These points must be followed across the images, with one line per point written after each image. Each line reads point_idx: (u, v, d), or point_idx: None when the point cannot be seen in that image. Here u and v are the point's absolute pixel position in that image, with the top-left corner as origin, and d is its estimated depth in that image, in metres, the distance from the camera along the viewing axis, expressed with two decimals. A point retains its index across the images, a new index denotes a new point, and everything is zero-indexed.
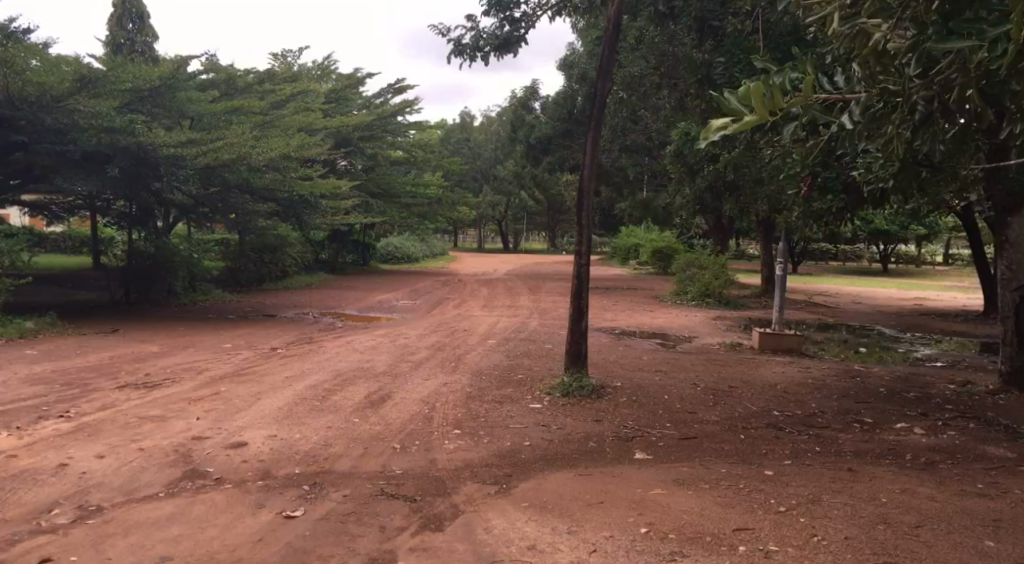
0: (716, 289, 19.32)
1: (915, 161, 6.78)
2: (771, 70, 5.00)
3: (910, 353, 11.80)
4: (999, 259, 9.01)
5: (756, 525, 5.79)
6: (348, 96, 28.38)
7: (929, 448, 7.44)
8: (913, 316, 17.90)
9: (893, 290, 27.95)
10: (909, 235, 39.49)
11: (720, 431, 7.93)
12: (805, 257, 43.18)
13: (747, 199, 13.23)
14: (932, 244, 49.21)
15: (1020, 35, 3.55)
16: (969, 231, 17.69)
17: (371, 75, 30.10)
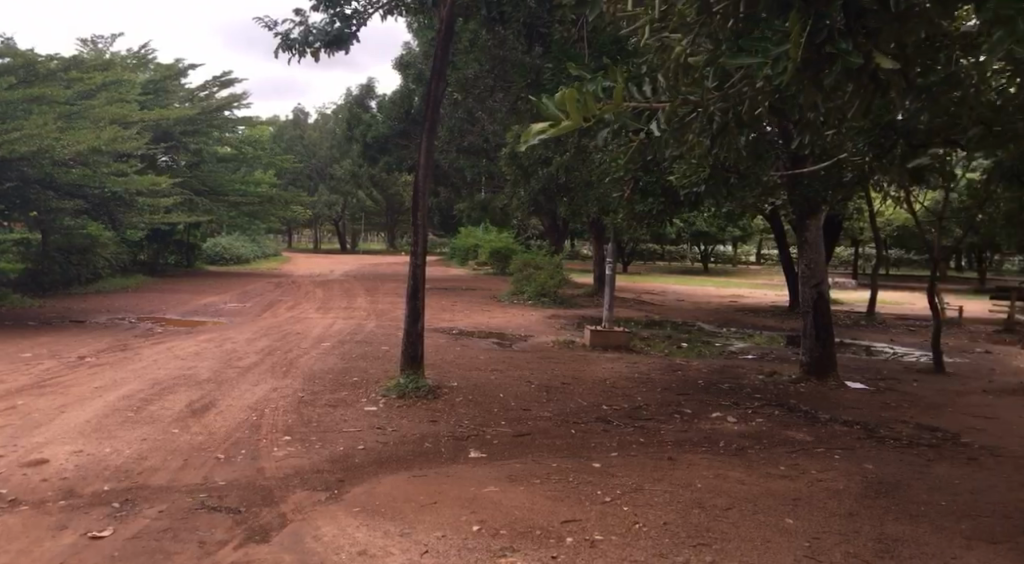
0: (551, 288, 19.87)
1: (725, 167, 7.28)
2: (587, 79, 5.21)
3: (727, 347, 12.64)
4: (800, 259, 9.85)
5: (583, 516, 6.00)
6: (168, 88, 26.86)
7: (740, 434, 8.01)
8: (731, 312, 19.18)
9: (713, 288, 29.93)
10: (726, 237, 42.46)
11: (552, 426, 8.16)
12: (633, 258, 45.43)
13: (578, 202, 13.69)
14: (745, 245, 53.24)
15: (796, 54, 3.91)
16: (776, 233, 19.21)
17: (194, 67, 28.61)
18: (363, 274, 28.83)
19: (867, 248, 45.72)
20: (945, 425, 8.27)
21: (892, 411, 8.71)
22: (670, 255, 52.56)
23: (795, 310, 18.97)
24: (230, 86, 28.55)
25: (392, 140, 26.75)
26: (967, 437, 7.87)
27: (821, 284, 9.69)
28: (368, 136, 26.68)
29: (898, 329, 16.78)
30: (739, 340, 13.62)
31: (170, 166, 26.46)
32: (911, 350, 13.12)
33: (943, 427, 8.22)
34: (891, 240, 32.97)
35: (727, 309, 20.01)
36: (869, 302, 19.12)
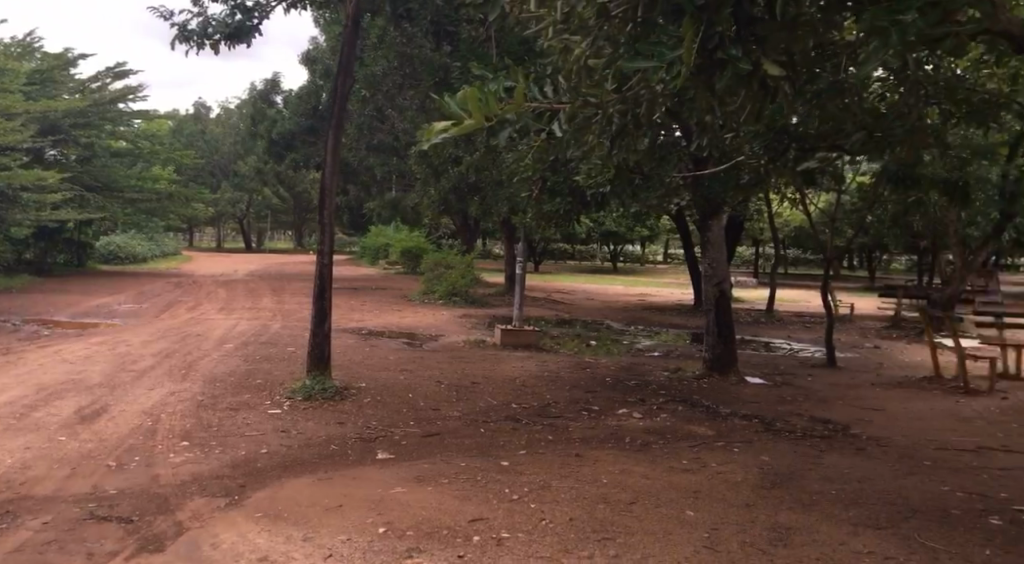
0: (462, 287, 19.87)
1: (629, 168, 7.42)
2: (491, 78, 5.22)
3: (633, 345, 12.90)
4: (703, 259, 10.15)
5: (491, 514, 6.02)
6: (56, 78, 25.54)
7: (645, 430, 8.19)
8: (638, 310, 19.61)
9: (621, 286, 30.53)
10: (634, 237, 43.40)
11: (461, 426, 8.15)
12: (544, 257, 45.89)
13: (488, 201, 13.73)
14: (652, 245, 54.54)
15: (689, 59, 4.04)
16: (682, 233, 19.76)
17: (85, 56, 27.30)
18: (268, 274, 28.10)
19: (767, 247, 47.54)
20: (836, 417, 8.67)
21: (788, 405, 9.07)
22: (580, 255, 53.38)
23: (699, 308, 19.56)
24: (125, 78, 27.38)
25: (298, 137, 26.20)
26: (856, 428, 8.28)
27: (723, 282, 10.03)
28: (273, 132, 26.06)
29: (795, 325, 17.51)
30: (645, 338, 13.93)
31: (59, 160, 25.16)
32: (806, 345, 13.71)
33: (835, 418, 8.61)
34: (788, 240, 34.38)
35: (634, 308, 20.46)
36: (769, 300, 19.88)
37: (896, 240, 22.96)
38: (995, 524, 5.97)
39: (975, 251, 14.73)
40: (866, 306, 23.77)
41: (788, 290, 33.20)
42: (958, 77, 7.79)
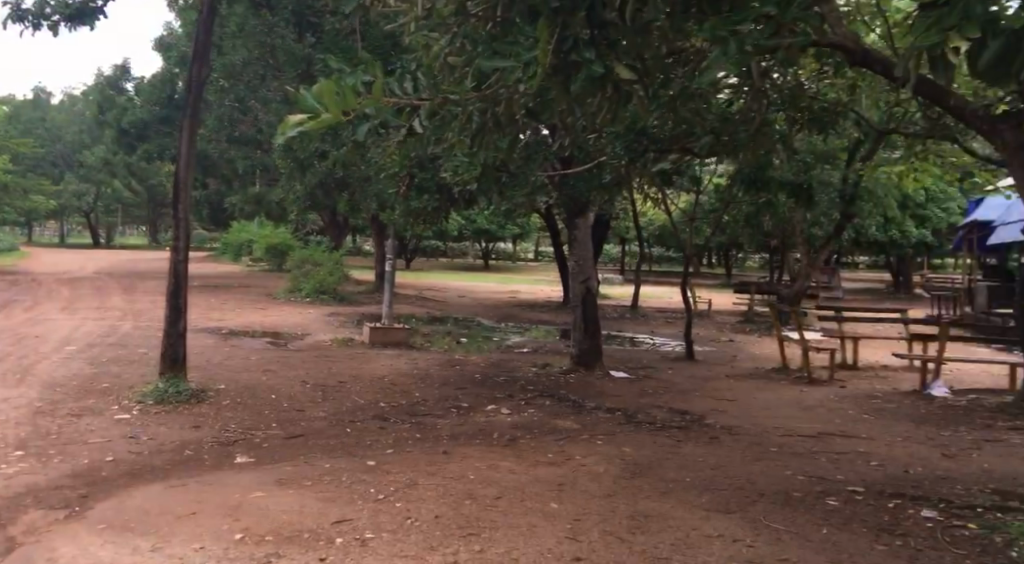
0: (331, 285, 19.55)
1: (495, 166, 7.48)
2: (348, 71, 5.09)
3: (503, 341, 13.03)
4: (570, 256, 10.37)
5: (354, 515, 5.90)
6: None
7: (513, 425, 8.28)
8: (509, 307, 19.87)
9: (492, 284, 30.85)
10: (505, 235, 43.94)
11: (326, 426, 7.96)
12: (416, 254, 45.72)
13: (355, 197, 13.51)
14: (523, 242, 55.45)
15: (544, 59, 4.12)
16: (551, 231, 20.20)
17: None
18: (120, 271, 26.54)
19: (632, 245, 49.27)
20: (693, 408, 9.07)
21: (650, 398, 9.41)
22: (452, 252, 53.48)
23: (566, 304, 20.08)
24: None
25: (151, 126, 24.87)
26: (711, 418, 8.69)
27: (589, 279, 10.30)
28: (124, 121, 24.68)
29: (658, 321, 18.21)
30: (514, 334, 14.11)
31: None
32: (667, 340, 14.28)
33: (692, 409, 9.01)
34: (652, 238, 35.80)
35: (505, 304, 20.73)
36: (633, 296, 20.57)
37: (749, 239, 24.32)
38: (832, 505, 6.41)
39: (819, 250, 15.80)
40: (722, 301, 25.05)
41: (651, 287, 34.54)
42: (801, 86, 8.32)
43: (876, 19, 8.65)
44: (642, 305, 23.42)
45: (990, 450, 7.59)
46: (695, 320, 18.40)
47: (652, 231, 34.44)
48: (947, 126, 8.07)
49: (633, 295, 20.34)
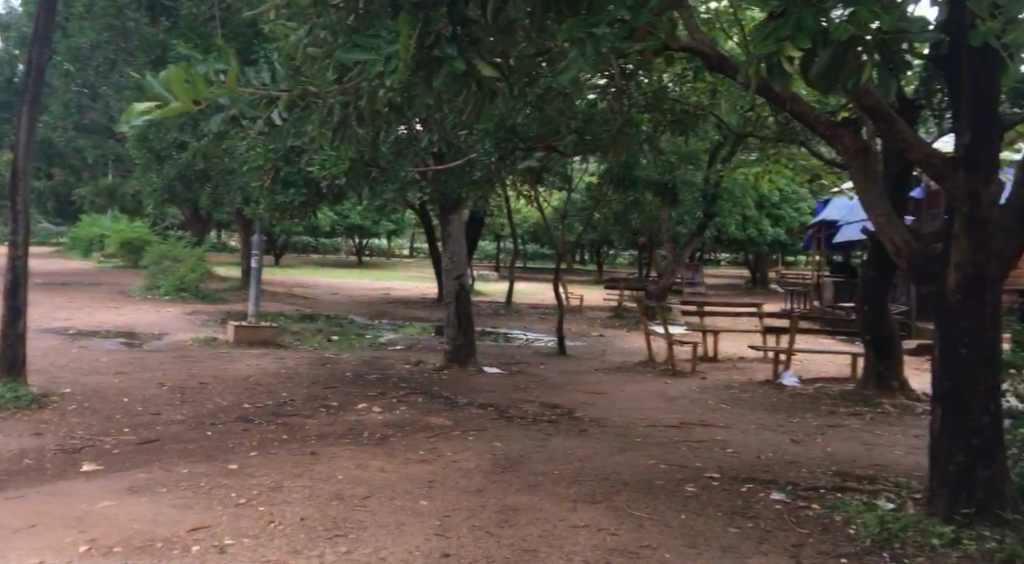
0: (192, 282, 18.89)
1: (363, 160, 7.35)
2: (198, 58, 4.84)
3: (376, 339, 12.88)
4: (443, 252, 10.38)
5: (213, 521, 5.65)
6: None
7: (383, 423, 8.18)
8: (381, 304, 19.77)
9: (364, 280, 30.67)
10: (379, 231, 43.62)
11: (185, 430, 7.61)
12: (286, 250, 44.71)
13: (218, 190, 13.01)
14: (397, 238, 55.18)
15: (405, 54, 4.08)
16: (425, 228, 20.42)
17: None
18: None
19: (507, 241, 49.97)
20: (563, 401, 9.25)
21: (521, 392, 9.53)
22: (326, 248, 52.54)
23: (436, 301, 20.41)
24: None
25: None
26: (580, 411, 8.90)
27: (462, 276, 10.34)
28: None
29: (531, 316, 18.50)
30: (388, 332, 13.98)
31: None
32: (541, 336, 14.54)
33: (562, 403, 9.19)
34: (524, 235, 36.46)
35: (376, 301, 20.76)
36: (508, 292, 20.82)
37: (619, 237, 25.08)
38: (690, 491, 6.69)
39: (684, 247, 16.48)
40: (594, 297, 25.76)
41: (526, 283, 35.08)
42: (665, 89, 8.63)
43: (733, 26, 9.08)
44: (516, 301, 23.77)
45: (834, 434, 8.16)
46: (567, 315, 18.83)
47: (527, 227, 34.98)
48: (795, 131, 8.59)
49: (507, 292, 20.59)
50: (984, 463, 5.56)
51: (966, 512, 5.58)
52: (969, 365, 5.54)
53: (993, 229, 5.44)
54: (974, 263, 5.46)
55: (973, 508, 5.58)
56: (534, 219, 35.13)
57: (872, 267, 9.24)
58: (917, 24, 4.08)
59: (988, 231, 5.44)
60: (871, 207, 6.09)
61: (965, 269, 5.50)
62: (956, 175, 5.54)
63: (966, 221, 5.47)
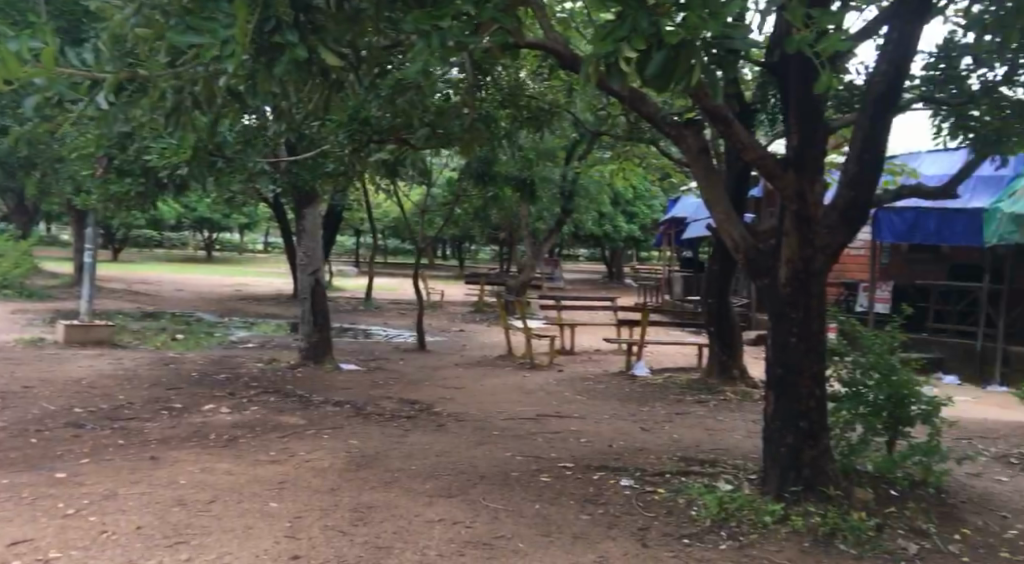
0: (15, 279, 17.85)
1: (207, 148, 7.02)
2: (11, 34, 4.45)
3: (226, 337, 12.40)
4: (297, 247, 10.12)
5: (37, 535, 5.23)
6: None
7: (232, 424, 7.87)
8: (231, 300, 19.12)
9: (213, 276, 29.58)
10: (232, 225, 42.06)
11: (6, 438, 7.03)
12: (129, 244, 42.28)
13: (46, 179, 12.11)
14: (252, 232, 53.38)
15: (241, 38, 3.92)
16: (279, 222, 19.92)
17: None
18: None
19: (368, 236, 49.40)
20: (421, 397, 9.22)
21: (379, 389, 9.42)
22: (174, 242, 49.94)
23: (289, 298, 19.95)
24: None
25: None
26: (438, 406, 8.90)
27: (318, 271, 10.12)
28: None
29: (391, 313, 18.33)
30: (239, 329, 13.47)
31: None
32: (400, 331, 14.44)
33: (420, 398, 9.15)
34: (385, 229, 36.18)
35: (227, 297, 20.05)
36: (368, 288, 20.53)
37: (481, 231, 25.25)
38: (544, 481, 6.84)
39: (543, 242, 16.80)
40: (456, 293, 25.85)
41: (386, 279, 34.77)
42: (521, 85, 8.76)
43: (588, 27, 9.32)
44: (377, 297, 23.53)
45: (680, 421, 8.57)
46: (429, 311, 18.81)
47: (387, 222, 34.59)
48: (646, 130, 8.93)
49: (367, 287, 20.30)
50: (811, 443, 5.99)
51: (794, 490, 6.00)
52: (798, 353, 5.94)
53: (818, 226, 5.88)
54: (803, 259, 5.87)
55: (800, 486, 6.00)
56: (395, 213, 34.80)
57: (716, 262, 9.72)
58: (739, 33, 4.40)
59: (814, 228, 5.87)
60: (711, 205, 6.36)
61: (795, 264, 5.90)
62: (787, 175, 5.92)
63: (795, 219, 5.87)
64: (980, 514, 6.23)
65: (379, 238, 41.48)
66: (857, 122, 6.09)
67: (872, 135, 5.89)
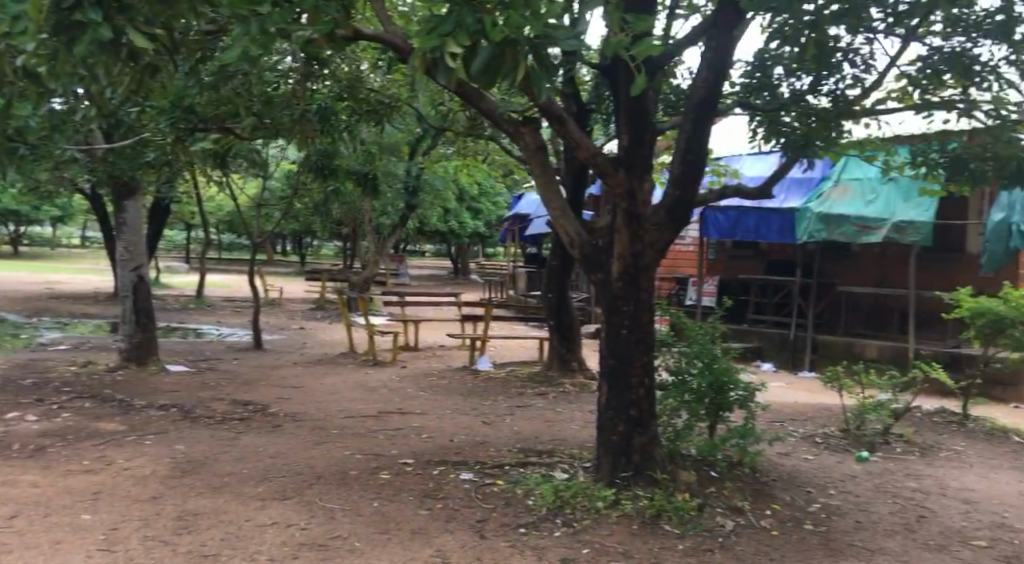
0: None
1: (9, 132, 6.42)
2: None
3: (34, 339, 11.45)
4: (116, 241, 9.50)
5: None
6: None
7: (39, 433, 7.27)
8: (42, 300, 17.69)
9: (19, 273, 27.17)
10: (44, 217, 38.90)
11: None
12: None
13: None
14: (69, 226, 49.56)
15: (35, 15, 3.62)
16: (98, 216, 18.62)
17: None
18: None
19: (202, 232, 47.17)
20: (254, 398, 8.88)
21: (208, 391, 9.01)
22: None
23: (111, 297, 18.70)
24: None
25: None
26: (273, 407, 8.62)
27: (141, 267, 9.50)
28: None
29: (226, 311, 17.52)
30: (52, 331, 12.47)
31: None
32: (235, 330, 13.88)
33: (253, 399, 8.83)
34: (219, 223, 34.67)
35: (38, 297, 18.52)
36: (201, 285, 19.56)
37: (324, 226, 24.64)
38: (383, 478, 6.76)
39: (388, 238, 16.63)
40: (297, 290, 25.09)
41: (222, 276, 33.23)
42: (361, 78, 8.62)
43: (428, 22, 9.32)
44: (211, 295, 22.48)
45: (521, 414, 8.74)
46: (266, 309, 18.20)
47: (221, 216, 33.00)
48: (486, 127, 9.04)
49: (200, 285, 19.35)
50: (640, 430, 6.26)
51: (624, 476, 6.25)
52: (629, 345, 6.19)
53: (646, 223, 6.15)
54: (633, 254, 6.12)
55: (630, 471, 6.26)
56: (230, 207, 33.30)
57: (555, 258, 9.95)
58: (560, 33, 4.53)
59: (643, 225, 6.14)
60: (547, 201, 6.48)
61: (626, 259, 6.14)
62: (618, 174, 6.16)
63: (626, 216, 6.11)
64: (789, 490, 6.75)
65: (215, 233, 39.56)
66: (682, 124, 6.43)
67: (696, 137, 6.23)
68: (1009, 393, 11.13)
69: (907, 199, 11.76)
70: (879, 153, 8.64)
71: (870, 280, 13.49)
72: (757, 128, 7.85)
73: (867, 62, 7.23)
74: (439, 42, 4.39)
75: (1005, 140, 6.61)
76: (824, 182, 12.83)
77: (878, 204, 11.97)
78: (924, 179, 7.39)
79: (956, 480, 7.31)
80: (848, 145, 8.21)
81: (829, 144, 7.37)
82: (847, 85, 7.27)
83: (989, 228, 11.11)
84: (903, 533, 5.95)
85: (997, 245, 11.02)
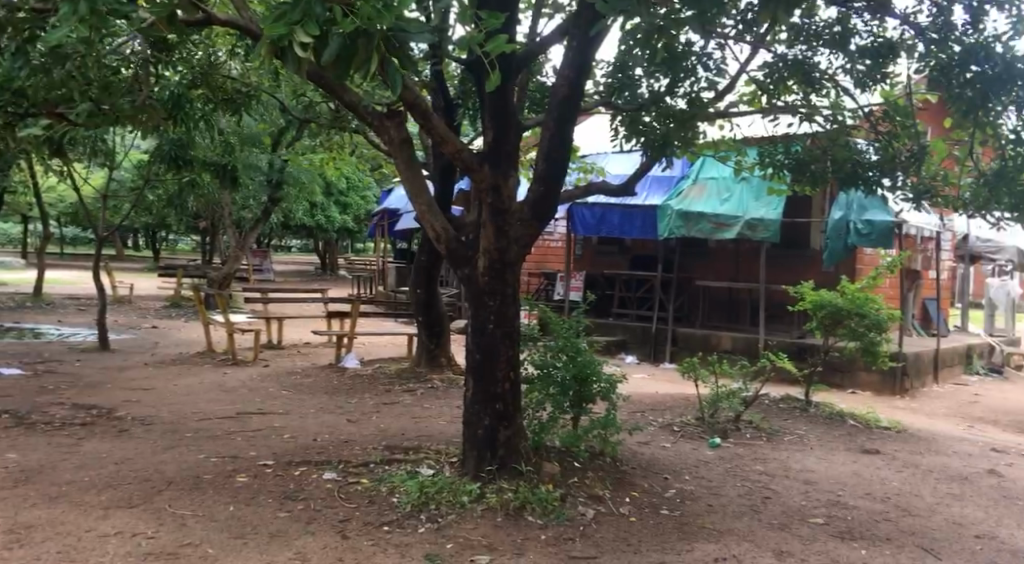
0: None
1: None
2: None
3: None
4: None
5: None
6: None
7: None
8: None
9: None
10: None
11: None
12: None
13: None
14: None
15: None
16: None
17: None
18: None
19: (44, 226, 43.88)
20: (99, 401, 8.37)
21: (47, 395, 8.41)
22: None
23: None
24: None
25: None
26: (121, 410, 8.15)
27: None
28: None
29: (68, 310, 16.36)
30: None
31: None
32: (79, 330, 13.01)
33: (98, 403, 8.31)
34: (61, 216, 32.31)
35: None
36: (41, 283, 18.21)
37: (180, 219, 23.48)
38: (241, 482, 6.50)
39: (251, 233, 16.06)
40: (149, 287, 23.74)
41: (65, 273, 30.98)
42: (215, 64, 8.22)
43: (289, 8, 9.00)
44: (51, 293, 20.91)
45: (387, 411, 8.65)
46: (115, 308, 17.15)
47: (62, 208, 30.75)
48: (351, 120, 8.87)
49: (38, 282, 18.00)
50: (505, 424, 6.29)
51: (490, 469, 6.27)
52: (495, 339, 6.20)
53: (512, 219, 6.15)
54: (498, 249, 6.10)
55: (495, 465, 6.28)
56: (74, 199, 31.11)
57: (422, 254, 9.87)
58: (414, 26, 4.45)
59: (507, 220, 6.12)
60: (414, 195, 6.33)
61: (492, 254, 6.12)
62: (483, 169, 6.10)
63: (492, 212, 6.06)
64: (646, 477, 6.99)
65: (58, 225, 36.88)
66: (546, 121, 6.49)
67: (559, 134, 6.32)
68: (848, 379, 12.00)
69: (758, 198, 12.42)
70: (731, 154, 9.06)
71: (728, 275, 14.15)
72: (618, 128, 8.06)
73: (720, 66, 7.57)
74: (287, 30, 4.17)
75: (842, 143, 7.07)
76: (683, 181, 13.37)
77: (732, 203, 12.57)
78: (771, 179, 7.76)
79: (798, 462, 7.79)
80: (703, 145, 8.57)
81: (685, 145, 7.65)
82: (702, 88, 7.58)
83: (830, 225, 11.87)
84: (750, 514, 6.27)
85: (837, 242, 11.81)
